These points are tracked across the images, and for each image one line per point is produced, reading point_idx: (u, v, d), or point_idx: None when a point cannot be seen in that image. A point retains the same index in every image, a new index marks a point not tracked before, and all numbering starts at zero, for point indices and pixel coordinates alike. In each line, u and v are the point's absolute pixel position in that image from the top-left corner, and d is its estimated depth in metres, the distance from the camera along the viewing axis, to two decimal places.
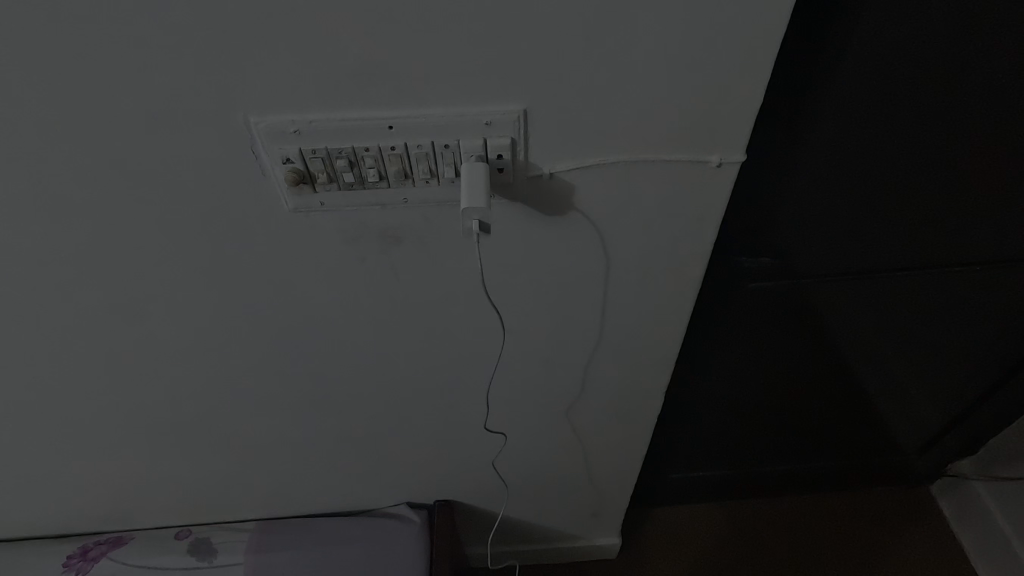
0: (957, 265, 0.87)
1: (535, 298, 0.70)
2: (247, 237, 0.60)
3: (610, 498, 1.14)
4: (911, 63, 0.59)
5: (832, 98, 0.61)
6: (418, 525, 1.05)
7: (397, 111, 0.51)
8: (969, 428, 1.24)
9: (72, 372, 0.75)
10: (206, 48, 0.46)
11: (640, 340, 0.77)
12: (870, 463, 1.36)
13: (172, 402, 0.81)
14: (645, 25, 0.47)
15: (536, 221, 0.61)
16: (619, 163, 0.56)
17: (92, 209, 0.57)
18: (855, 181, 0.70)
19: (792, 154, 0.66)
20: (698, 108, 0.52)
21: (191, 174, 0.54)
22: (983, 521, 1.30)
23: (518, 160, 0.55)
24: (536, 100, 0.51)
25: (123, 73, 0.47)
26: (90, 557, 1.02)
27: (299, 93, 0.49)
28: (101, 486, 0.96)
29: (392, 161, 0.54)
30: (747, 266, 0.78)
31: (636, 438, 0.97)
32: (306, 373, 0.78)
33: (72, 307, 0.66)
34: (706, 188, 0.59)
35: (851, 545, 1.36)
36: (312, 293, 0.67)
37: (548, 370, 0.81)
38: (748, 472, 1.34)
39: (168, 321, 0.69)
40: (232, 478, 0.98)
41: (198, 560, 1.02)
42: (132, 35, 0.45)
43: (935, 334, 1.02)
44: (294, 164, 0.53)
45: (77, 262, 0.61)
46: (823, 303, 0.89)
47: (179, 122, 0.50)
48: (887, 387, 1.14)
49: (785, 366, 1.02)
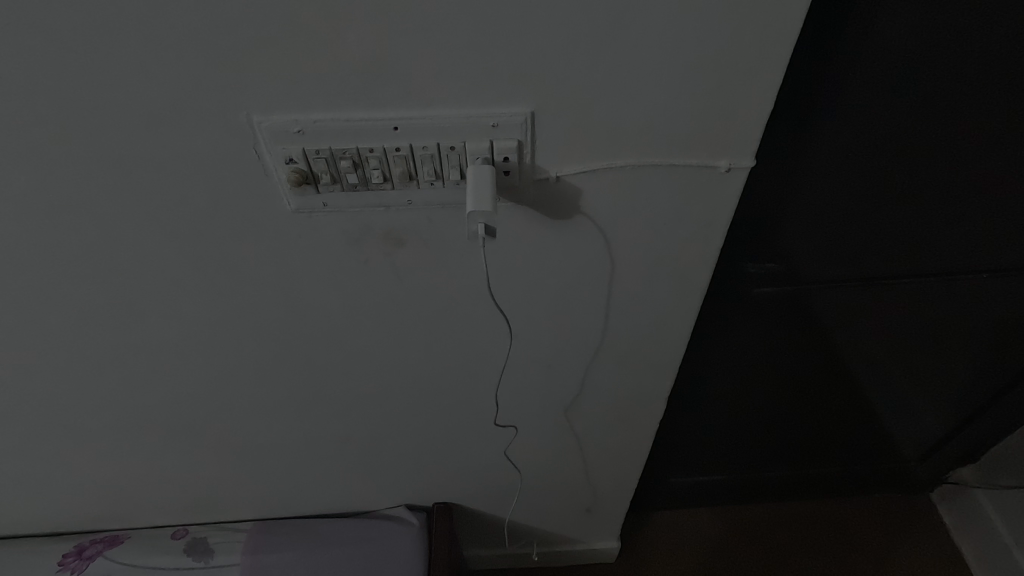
0: (961, 273, 0.86)
1: (538, 302, 0.69)
2: (248, 236, 0.59)
3: (611, 503, 1.13)
4: (917, 69, 0.58)
5: (841, 104, 0.60)
6: (416, 527, 1.04)
7: (402, 112, 0.50)
8: (971, 436, 1.24)
9: (70, 370, 0.74)
10: (210, 45, 0.46)
11: (644, 346, 0.77)
12: (871, 470, 1.36)
13: (171, 401, 0.80)
14: (657, 28, 0.46)
15: (541, 225, 0.60)
16: (627, 166, 0.55)
17: (91, 207, 0.56)
18: (858, 188, 0.70)
19: (797, 159, 0.65)
20: (707, 112, 0.52)
21: (192, 173, 0.53)
22: (984, 528, 1.30)
23: (524, 163, 0.54)
24: (543, 104, 0.50)
25: (123, 68, 0.46)
26: (86, 557, 1.01)
27: (302, 92, 0.49)
28: (97, 485, 0.96)
29: (397, 163, 0.53)
30: (751, 271, 0.78)
31: (637, 442, 0.96)
32: (306, 374, 0.77)
33: (72, 306, 0.65)
34: (714, 193, 0.58)
35: (849, 549, 1.35)
36: (314, 294, 0.66)
37: (550, 374, 0.80)
38: (748, 477, 1.33)
39: (168, 320, 0.68)
40: (230, 478, 0.97)
41: (195, 560, 1.01)
42: (135, 34, 0.45)
43: (937, 341, 1.01)
44: (297, 164, 0.52)
45: (76, 260, 0.61)
46: (826, 310, 0.88)
47: (183, 121, 0.50)
48: (888, 393, 1.13)
49: (786, 371, 1.01)
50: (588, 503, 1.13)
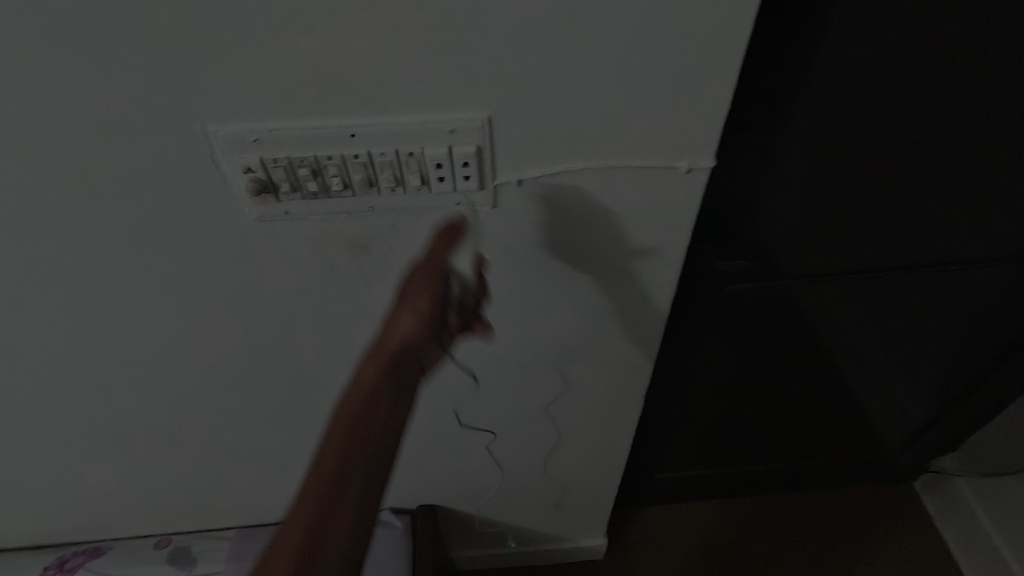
0: (934, 264, 0.87)
1: (510, 306, 0.70)
2: (213, 246, 0.59)
3: (594, 499, 1.13)
4: (876, 65, 0.59)
5: (805, 100, 0.61)
6: (400, 530, 1.05)
7: (358, 120, 0.50)
8: (954, 425, 1.25)
9: (42, 384, 0.73)
10: (158, 56, 0.45)
11: (616, 345, 0.77)
12: (853, 461, 1.37)
13: (145, 411, 0.80)
14: (606, 33, 0.47)
15: (507, 228, 0.60)
16: (588, 169, 0.55)
17: (50, 221, 0.55)
18: (826, 183, 0.70)
19: (764, 156, 0.66)
20: (663, 113, 0.52)
21: (151, 184, 0.53)
22: (965, 515, 1.32)
23: (484, 167, 0.54)
24: (500, 108, 0.51)
25: (69, 80, 0.46)
26: (67, 569, 1.00)
27: (257, 102, 0.48)
28: (76, 495, 0.94)
29: (356, 170, 0.52)
30: (723, 267, 0.79)
31: (617, 439, 0.96)
32: (280, 383, 0.77)
33: (38, 320, 0.65)
34: (677, 192, 0.58)
35: (834, 540, 1.37)
36: (283, 302, 0.66)
37: (525, 374, 0.81)
38: (733, 471, 1.34)
39: (139, 332, 0.68)
40: (210, 485, 0.97)
41: (178, 570, 1.01)
42: (83, 46, 0.44)
43: (916, 331, 1.02)
44: (255, 173, 0.52)
45: (36, 274, 0.60)
46: (808, 304, 0.90)
47: (138, 133, 0.49)
48: (868, 383, 1.14)
49: (766, 364, 1.02)
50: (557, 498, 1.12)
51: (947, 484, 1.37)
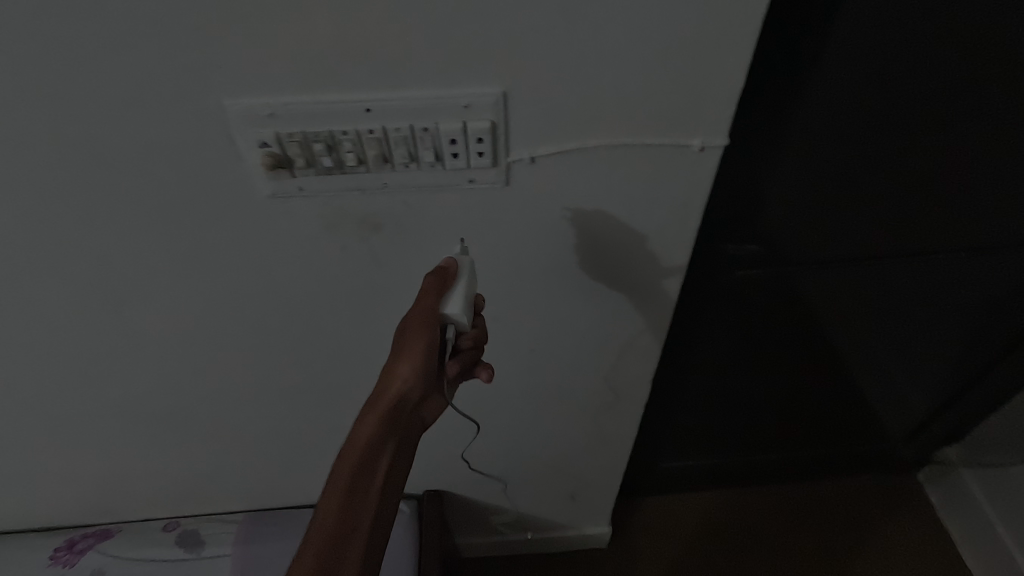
0: (942, 253, 0.87)
1: (520, 288, 0.70)
2: (226, 223, 0.59)
3: (600, 485, 1.14)
4: (889, 47, 0.59)
5: (817, 83, 0.61)
6: (407, 515, 1.06)
7: (373, 94, 0.50)
8: (959, 416, 1.25)
9: (55, 363, 0.74)
10: (175, 29, 0.45)
11: (625, 329, 0.78)
12: (858, 451, 1.37)
13: (157, 392, 0.80)
14: (622, 7, 0.46)
15: (519, 208, 0.60)
16: (601, 146, 0.55)
17: (66, 197, 0.55)
18: (836, 168, 0.70)
19: (775, 140, 0.65)
20: (677, 90, 0.52)
21: (166, 159, 0.53)
22: (971, 507, 1.32)
23: (498, 144, 0.54)
24: (514, 83, 0.51)
25: (86, 53, 0.46)
26: (77, 550, 1.01)
27: (273, 75, 0.48)
28: (87, 476, 0.95)
29: (370, 145, 0.53)
30: (732, 252, 0.79)
31: (624, 425, 0.97)
32: (291, 364, 0.78)
33: (53, 297, 0.65)
34: (689, 172, 0.58)
35: (837, 530, 1.37)
36: (294, 282, 0.66)
37: (534, 357, 0.81)
38: (738, 460, 1.34)
39: (152, 310, 0.68)
40: (220, 468, 0.97)
41: (187, 552, 1.01)
42: (101, 18, 0.44)
43: (922, 320, 1.02)
44: (270, 148, 0.52)
45: (52, 251, 0.60)
46: (815, 292, 0.90)
47: (154, 107, 0.50)
48: (874, 373, 1.14)
49: (773, 351, 1.02)
50: (573, 488, 1.14)
51: (953, 475, 1.37)
